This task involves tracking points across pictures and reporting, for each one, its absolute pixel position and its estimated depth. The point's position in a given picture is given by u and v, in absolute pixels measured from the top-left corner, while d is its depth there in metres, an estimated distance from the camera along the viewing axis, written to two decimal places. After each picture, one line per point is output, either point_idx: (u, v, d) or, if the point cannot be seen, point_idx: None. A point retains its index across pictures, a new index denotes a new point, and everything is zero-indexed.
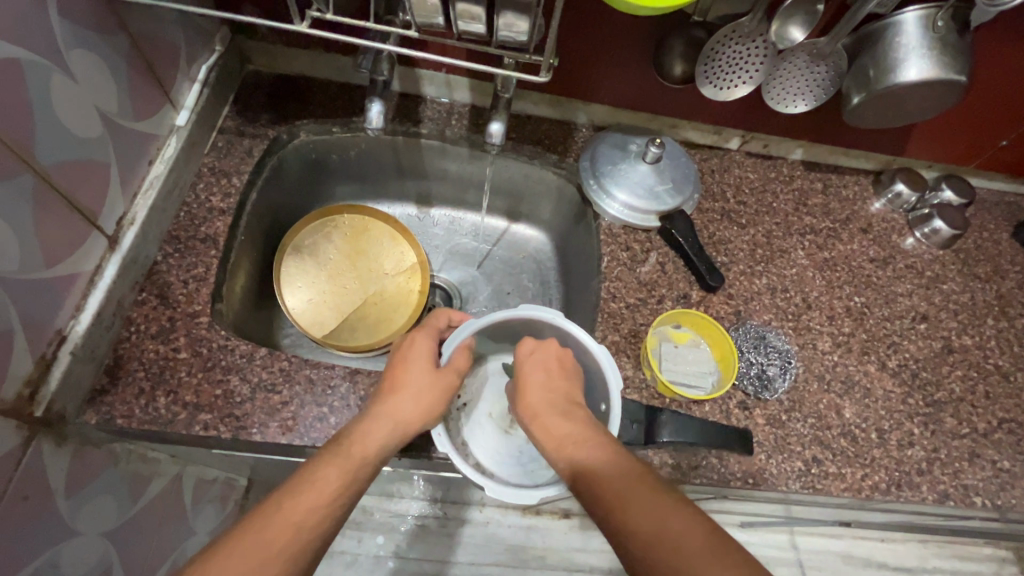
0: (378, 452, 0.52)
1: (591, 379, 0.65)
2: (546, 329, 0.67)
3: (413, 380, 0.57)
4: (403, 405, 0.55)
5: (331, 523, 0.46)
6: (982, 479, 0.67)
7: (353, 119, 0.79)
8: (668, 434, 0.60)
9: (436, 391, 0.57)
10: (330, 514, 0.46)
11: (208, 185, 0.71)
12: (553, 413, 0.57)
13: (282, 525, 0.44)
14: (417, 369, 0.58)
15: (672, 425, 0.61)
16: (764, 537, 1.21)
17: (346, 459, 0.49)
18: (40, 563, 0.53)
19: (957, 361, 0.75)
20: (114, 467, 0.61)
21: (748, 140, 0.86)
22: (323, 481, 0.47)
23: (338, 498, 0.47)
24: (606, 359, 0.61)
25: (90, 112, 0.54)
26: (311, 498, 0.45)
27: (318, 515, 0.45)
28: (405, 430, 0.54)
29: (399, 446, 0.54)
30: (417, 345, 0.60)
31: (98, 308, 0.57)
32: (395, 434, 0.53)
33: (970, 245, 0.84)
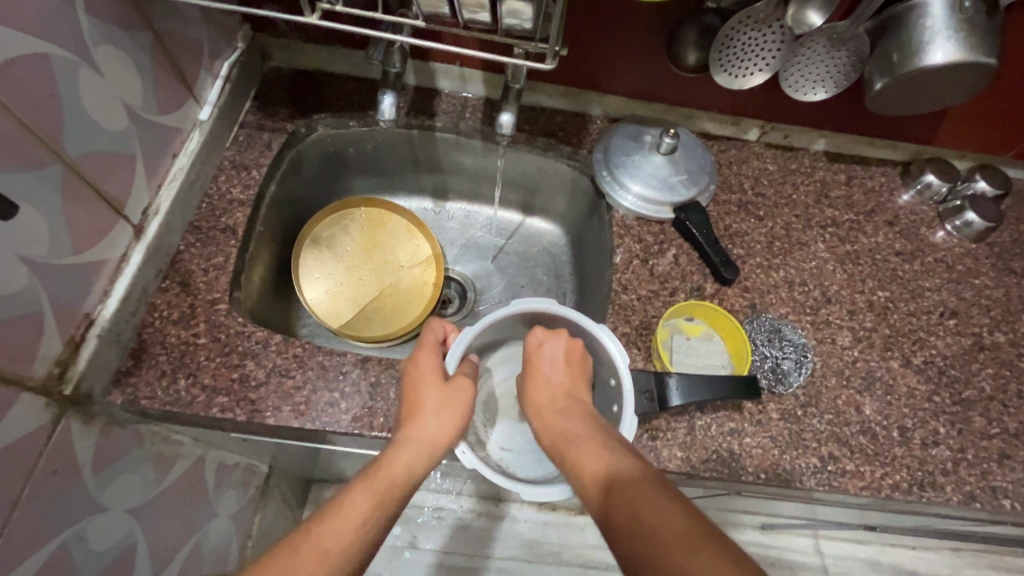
0: (409, 472, 0.51)
1: (598, 362, 0.66)
2: (552, 322, 0.67)
3: (429, 396, 0.56)
4: (425, 423, 0.54)
5: (367, 543, 0.46)
6: (1012, 481, 0.64)
7: (368, 113, 0.81)
8: (679, 396, 0.60)
9: (455, 406, 0.56)
10: (363, 535, 0.46)
11: (229, 177, 0.73)
12: (561, 418, 0.56)
13: (315, 547, 0.44)
14: (431, 387, 0.57)
15: (681, 387, 0.60)
16: (787, 540, 1.17)
17: (375, 481, 0.49)
18: (68, 535, 0.55)
19: (989, 359, 0.71)
20: (139, 447, 0.64)
21: (768, 131, 0.84)
22: (353, 504, 0.47)
23: (369, 520, 0.46)
24: (611, 339, 0.61)
25: (115, 105, 0.57)
26: (340, 522, 0.45)
27: (350, 536, 0.45)
28: (433, 448, 0.53)
29: (430, 464, 0.53)
30: (424, 363, 0.59)
31: (124, 294, 0.60)
32: (424, 453, 0.53)
33: (1005, 239, 0.80)
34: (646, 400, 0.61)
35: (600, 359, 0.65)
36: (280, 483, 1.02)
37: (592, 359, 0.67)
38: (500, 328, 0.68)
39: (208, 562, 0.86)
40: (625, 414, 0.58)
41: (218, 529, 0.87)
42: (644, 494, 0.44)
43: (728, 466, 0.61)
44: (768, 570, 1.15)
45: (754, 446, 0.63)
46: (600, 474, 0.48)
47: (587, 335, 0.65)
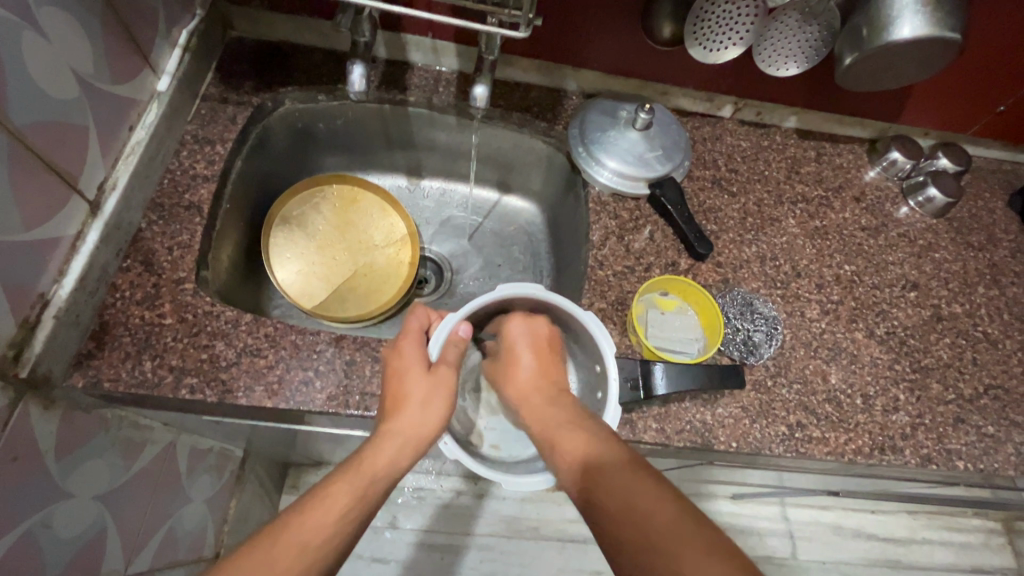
0: (392, 465, 0.51)
1: (581, 344, 0.66)
2: (533, 307, 0.66)
3: (414, 387, 0.55)
4: (409, 414, 0.53)
5: (346, 536, 0.45)
6: (965, 443, 0.67)
7: (338, 87, 0.78)
8: (665, 384, 0.60)
9: (439, 395, 0.56)
10: (343, 529, 0.45)
11: (191, 152, 0.70)
12: (546, 403, 0.58)
13: (293, 542, 0.43)
14: (416, 377, 0.56)
15: (667, 375, 0.60)
16: (757, 509, 1.22)
17: (357, 473, 0.48)
18: (32, 523, 0.53)
19: (946, 329, 0.74)
20: (105, 433, 0.62)
21: (741, 108, 0.85)
22: (335, 495, 0.46)
23: (350, 512, 0.46)
24: (595, 325, 0.61)
25: (64, 73, 0.53)
26: (318, 516, 0.44)
27: (328, 531, 0.44)
28: (418, 440, 0.53)
29: (413, 458, 0.53)
30: (407, 353, 0.58)
31: (81, 273, 0.58)
32: (408, 447, 0.52)
33: (965, 214, 0.83)
34: (632, 389, 0.61)
35: (584, 341, 0.65)
36: (256, 468, 1.00)
37: (573, 341, 0.67)
38: (483, 312, 0.66)
39: (183, 549, 0.84)
40: (609, 399, 0.58)
41: (193, 514, 0.85)
42: (636, 484, 0.45)
43: (701, 436, 0.63)
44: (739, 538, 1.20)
45: (726, 417, 0.64)
46: (589, 460, 0.49)
47: (572, 319, 0.64)
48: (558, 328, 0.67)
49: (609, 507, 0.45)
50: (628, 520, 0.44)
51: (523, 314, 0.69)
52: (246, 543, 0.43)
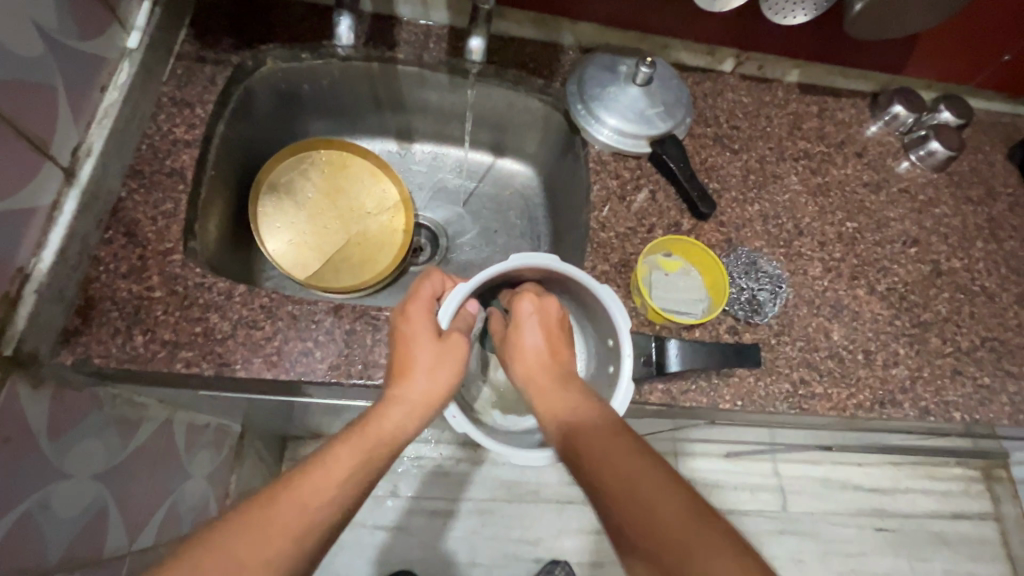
0: (401, 430, 0.49)
1: (596, 319, 0.65)
2: (541, 272, 0.65)
3: (421, 354, 0.53)
4: (415, 381, 0.52)
5: (352, 495, 0.43)
6: (963, 395, 0.68)
7: (323, 44, 0.74)
8: (678, 361, 0.60)
9: (448, 363, 0.54)
10: (348, 491, 0.43)
11: (170, 116, 0.66)
12: (554, 389, 0.54)
13: (295, 500, 0.41)
14: (423, 345, 0.54)
15: (681, 352, 0.60)
16: (748, 465, 1.25)
17: (364, 437, 0.47)
18: (30, 503, 0.52)
19: (945, 284, 0.75)
20: (99, 411, 0.60)
21: (742, 62, 0.83)
22: (338, 459, 0.45)
23: (353, 474, 0.44)
24: (613, 300, 0.60)
25: (26, 27, 0.49)
26: (320, 476, 0.43)
27: (332, 491, 0.43)
28: (423, 408, 0.52)
29: (420, 424, 0.51)
30: (417, 319, 0.56)
31: (62, 245, 0.55)
32: (415, 414, 0.51)
33: (965, 168, 0.83)
34: (644, 365, 0.61)
35: (599, 316, 0.64)
36: (255, 442, 0.99)
37: (587, 315, 0.66)
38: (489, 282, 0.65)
39: (186, 523, 0.84)
40: (622, 378, 0.58)
41: (194, 489, 0.85)
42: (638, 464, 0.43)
43: (707, 395, 0.63)
44: (733, 495, 1.23)
45: (731, 375, 0.64)
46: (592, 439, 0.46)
47: (587, 293, 0.63)
48: (569, 292, 0.67)
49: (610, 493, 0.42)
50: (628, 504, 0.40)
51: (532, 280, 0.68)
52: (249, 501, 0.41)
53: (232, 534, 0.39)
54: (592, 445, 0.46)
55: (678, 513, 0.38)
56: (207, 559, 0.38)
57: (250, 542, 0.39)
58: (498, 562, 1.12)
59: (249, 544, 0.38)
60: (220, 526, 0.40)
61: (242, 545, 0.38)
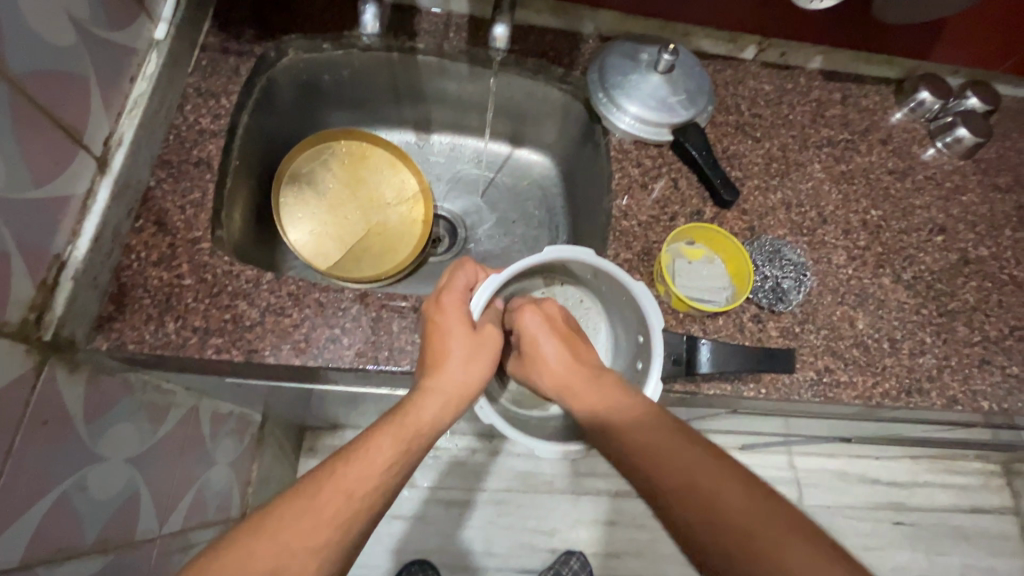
0: (435, 422, 0.50)
1: (627, 309, 0.64)
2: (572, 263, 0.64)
3: (456, 346, 0.54)
4: (450, 372, 0.53)
5: (392, 483, 0.44)
6: (990, 384, 0.68)
7: (345, 33, 0.74)
8: (709, 363, 0.60)
9: (482, 357, 0.55)
10: (389, 479, 0.44)
11: (196, 107, 0.67)
12: (591, 382, 0.55)
13: (339, 488, 0.42)
14: (458, 337, 0.54)
15: (712, 353, 0.60)
16: (764, 458, 1.25)
17: (401, 429, 0.48)
18: (67, 484, 0.53)
19: (973, 272, 0.74)
20: (130, 397, 0.61)
21: (764, 49, 0.82)
22: (379, 448, 0.45)
23: (394, 462, 0.45)
24: (648, 297, 0.58)
25: (61, 17, 0.50)
26: (363, 465, 0.43)
27: (375, 480, 0.43)
28: (457, 401, 0.52)
29: (454, 415, 0.52)
30: (450, 310, 0.55)
31: (95, 234, 0.56)
32: (451, 405, 0.52)
33: (992, 155, 0.81)
34: (674, 364, 0.61)
35: (630, 308, 0.63)
36: (275, 431, 1.00)
37: (616, 302, 0.66)
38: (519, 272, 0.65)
39: (212, 510, 0.85)
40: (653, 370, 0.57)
41: (219, 476, 0.86)
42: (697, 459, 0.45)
43: (731, 383, 0.63)
44: None
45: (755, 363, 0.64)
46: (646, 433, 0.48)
47: (619, 285, 0.62)
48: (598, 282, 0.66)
49: (667, 484, 0.44)
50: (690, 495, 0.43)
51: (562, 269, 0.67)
52: (291, 488, 0.42)
53: (279, 520, 0.40)
54: (645, 438, 0.47)
55: (742, 502, 0.41)
56: (256, 546, 0.38)
57: (298, 529, 0.39)
58: (515, 551, 1.13)
59: (297, 531, 0.39)
60: (265, 514, 0.40)
61: (290, 532, 0.39)
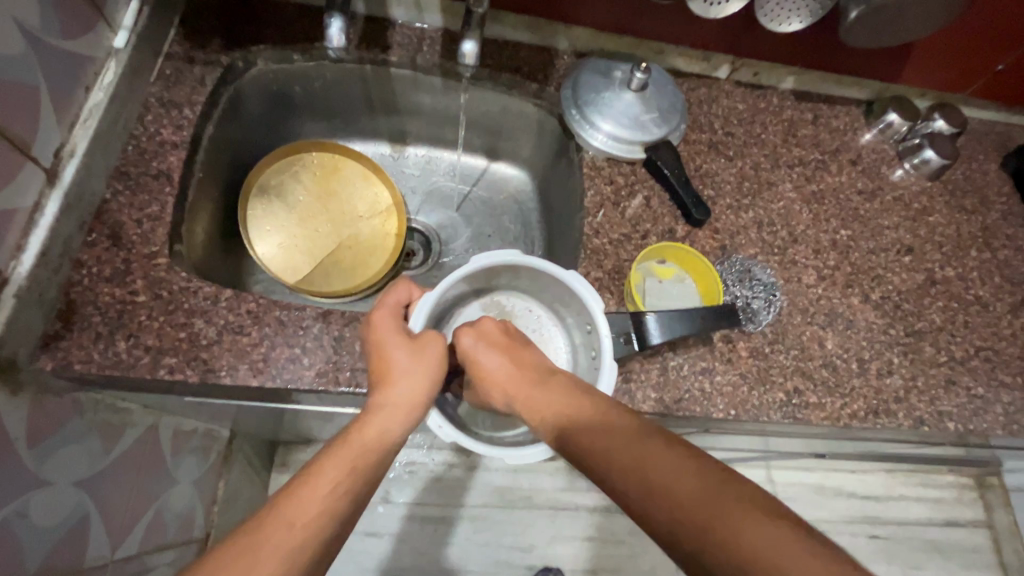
0: (385, 435, 0.49)
1: (572, 307, 0.64)
2: (512, 271, 0.64)
3: (397, 357, 0.53)
4: (397, 386, 0.52)
5: (341, 508, 0.42)
6: (957, 405, 0.68)
7: (314, 45, 0.73)
8: (659, 334, 0.60)
9: (427, 364, 0.55)
10: (337, 500, 0.42)
11: (157, 117, 0.65)
12: (534, 386, 0.54)
13: (282, 519, 0.40)
14: (398, 348, 0.54)
15: (662, 324, 0.60)
16: (742, 472, 1.25)
17: (348, 448, 0.46)
18: (7, 512, 0.50)
19: (939, 293, 0.74)
20: (80, 418, 0.59)
21: (738, 68, 0.83)
22: (322, 471, 0.43)
23: (341, 485, 0.43)
24: (585, 287, 0.59)
25: (7, 25, 0.48)
26: (308, 492, 0.42)
27: (320, 505, 0.41)
28: (407, 410, 0.52)
29: (406, 427, 0.51)
30: (383, 325, 0.56)
31: (41, 249, 0.53)
32: (398, 415, 0.51)
33: (958, 177, 0.83)
34: (626, 342, 0.60)
35: (574, 303, 0.63)
36: (244, 446, 0.97)
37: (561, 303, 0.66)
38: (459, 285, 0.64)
39: (172, 531, 0.82)
40: (607, 363, 0.57)
41: (180, 496, 0.83)
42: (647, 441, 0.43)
43: (700, 405, 0.62)
44: None
45: (724, 384, 0.64)
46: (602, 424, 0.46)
47: (557, 282, 0.62)
48: (542, 286, 0.66)
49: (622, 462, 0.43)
50: (643, 481, 0.40)
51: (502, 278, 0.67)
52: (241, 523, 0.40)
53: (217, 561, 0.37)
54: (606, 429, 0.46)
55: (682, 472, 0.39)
56: None
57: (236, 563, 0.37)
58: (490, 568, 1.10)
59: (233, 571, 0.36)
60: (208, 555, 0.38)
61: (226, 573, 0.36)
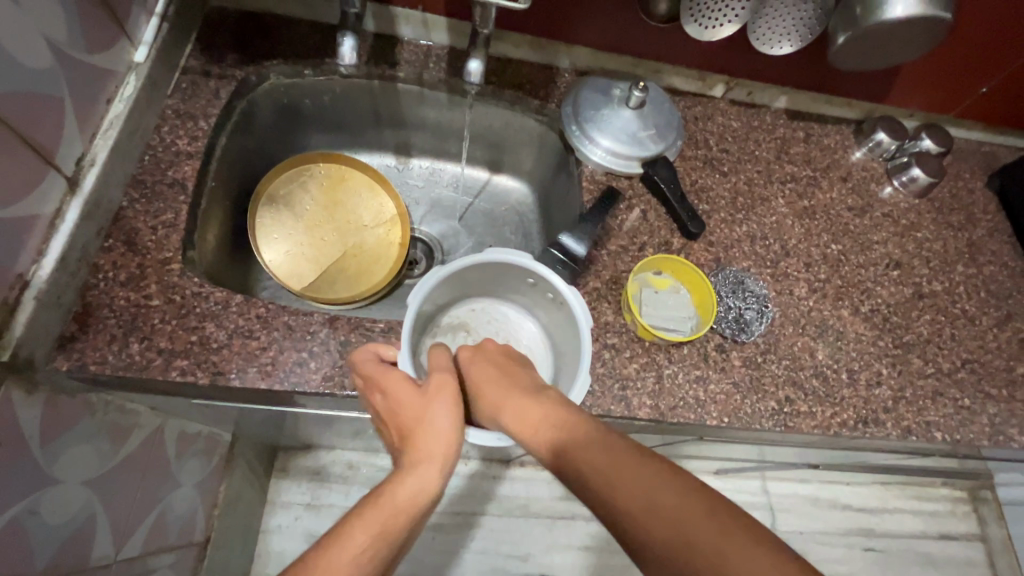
0: (418, 494, 0.47)
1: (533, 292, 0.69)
2: (472, 273, 0.67)
3: (409, 405, 0.53)
4: (424, 438, 0.51)
5: (371, 571, 0.41)
6: (943, 415, 0.70)
7: (325, 60, 0.76)
8: (575, 242, 0.68)
9: (440, 402, 0.53)
10: (365, 566, 0.41)
11: (173, 128, 0.67)
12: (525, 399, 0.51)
13: None
14: (404, 394, 0.53)
15: (572, 237, 0.68)
16: (738, 483, 1.26)
17: (378, 508, 0.45)
18: (20, 508, 0.52)
19: (927, 306, 0.77)
20: (92, 418, 0.60)
21: (733, 87, 0.86)
22: (351, 536, 0.42)
23: (371, 548, 0.42)
24: (543, 270, 0.63)
25: (37, 41, 0.51)
26: (339, 556, 0.41)
27: (349, 572, 0.40)
28: (438, 463, 0.49)
29: (440, 478, 0.49)
30: (378, 373, 0.55)
31: (61, 254, 0.55)
32: (427, 466, 0.49)
33: (945, 195, 0.85)
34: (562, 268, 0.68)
35: (538, 288, 0.67)
36: (245, 450, 0.98)
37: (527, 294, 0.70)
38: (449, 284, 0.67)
39: (174, 533, 0.83)
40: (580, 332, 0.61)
41: (182, 499, 0.84)
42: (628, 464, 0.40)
43: (693, 412, 0.64)
44: None
45: (718, 392, 0.66)
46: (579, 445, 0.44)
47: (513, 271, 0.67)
48: (505, 281, 0.70)
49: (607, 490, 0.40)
50: (634, 512, 0.37)
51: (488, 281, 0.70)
52: None
53: None
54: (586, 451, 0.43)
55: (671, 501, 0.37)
56: None
57: None
58: None
59: None
60: None
61: None
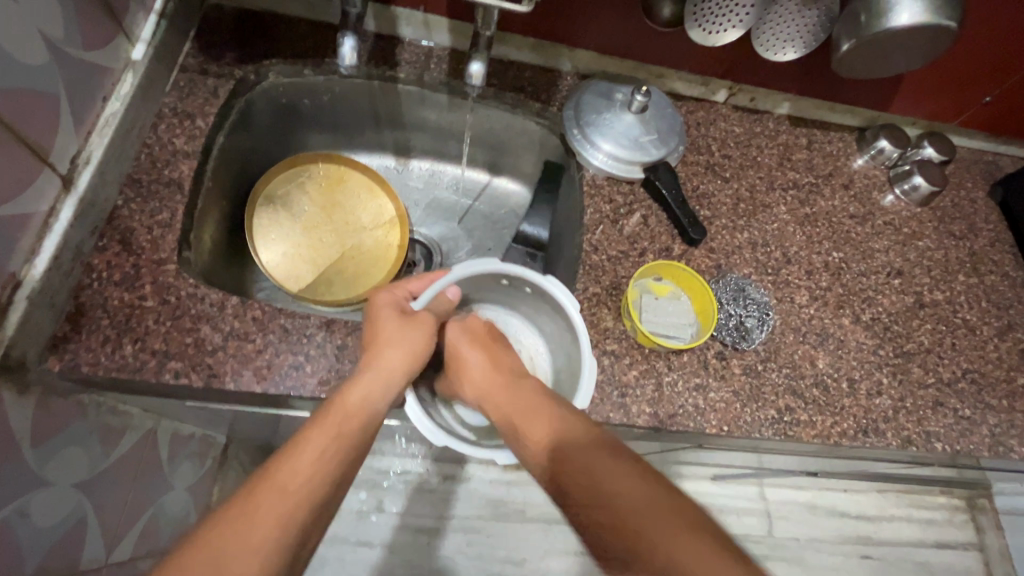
0: (367, 402, 0.51)
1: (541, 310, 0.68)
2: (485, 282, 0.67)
3: (387, 329, 0.57)
4: (385, 355, 0.54)
5: (330, 473, 0.43)
6: (944, 426, 0.70)
7: (325, 60, 0.75)
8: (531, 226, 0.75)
9: (416, 336, 0.57)
10: (325, 467, 0.43)
11: (170, 127, 0.67)
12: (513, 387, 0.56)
13: (273, 484, 0.41)
14: (390, 321, 0.58)
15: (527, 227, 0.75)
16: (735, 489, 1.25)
17: (334, 415, 0.48)
18: (9, 512, 0.51)
19: (928, 316, 0.76)
20: (83, 420, 0.59)
21: (735, 93, 0.85)
22: (308, 441, 0.45)
23: (327, 452, 0.44)
24: (557, 288, 0.62)
25: (33, 38, 0.50)
26: (293, 459, 0.43)
27: (307, 472, 0.42)
28: (390, 382, 0.53)
29: (387, 398, 0.53)
30: (382, 310, 0.59)
31: (54, 254, 0.55)
32: (381, 379, 0.53)
33: (947, 204, 0.85)
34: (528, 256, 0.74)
35: (547, 306, 0.66)
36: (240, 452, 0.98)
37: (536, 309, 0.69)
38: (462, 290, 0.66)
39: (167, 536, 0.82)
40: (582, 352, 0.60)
41: (176, 501, 0.83)
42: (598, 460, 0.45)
43: (693, 420, 0.64)
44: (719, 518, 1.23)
45: (717, 401, 0.65)
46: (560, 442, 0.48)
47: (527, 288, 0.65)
48: (515, 294, 0.69)
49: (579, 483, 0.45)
50: (596, 503, 0.42)
51: (490, 292, 0.70)
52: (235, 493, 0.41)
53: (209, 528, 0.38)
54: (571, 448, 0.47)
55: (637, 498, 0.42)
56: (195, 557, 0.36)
57: (237, 524, 0.38)
58: None
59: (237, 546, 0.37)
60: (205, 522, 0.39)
61: (233, 546, 0.37)
